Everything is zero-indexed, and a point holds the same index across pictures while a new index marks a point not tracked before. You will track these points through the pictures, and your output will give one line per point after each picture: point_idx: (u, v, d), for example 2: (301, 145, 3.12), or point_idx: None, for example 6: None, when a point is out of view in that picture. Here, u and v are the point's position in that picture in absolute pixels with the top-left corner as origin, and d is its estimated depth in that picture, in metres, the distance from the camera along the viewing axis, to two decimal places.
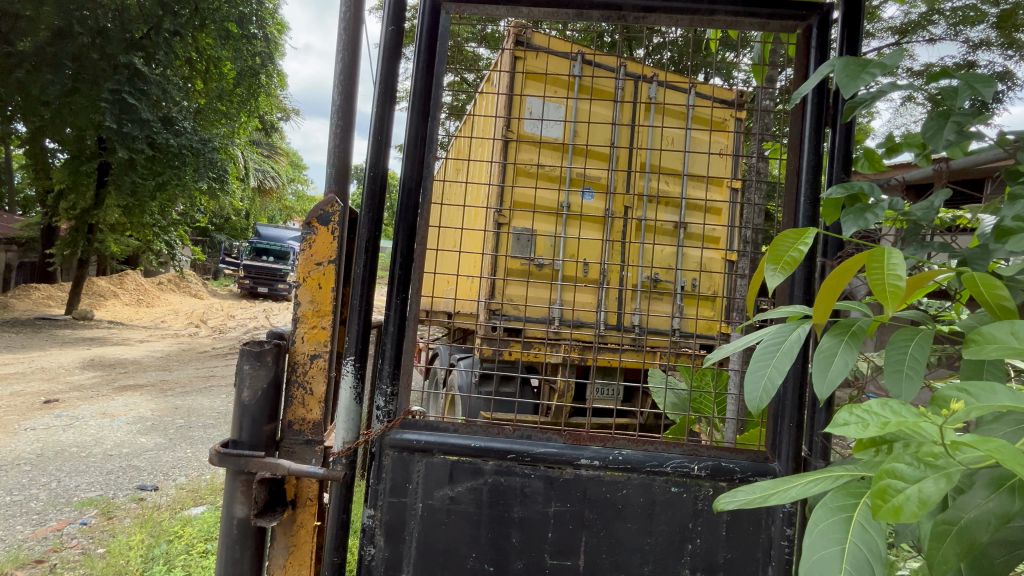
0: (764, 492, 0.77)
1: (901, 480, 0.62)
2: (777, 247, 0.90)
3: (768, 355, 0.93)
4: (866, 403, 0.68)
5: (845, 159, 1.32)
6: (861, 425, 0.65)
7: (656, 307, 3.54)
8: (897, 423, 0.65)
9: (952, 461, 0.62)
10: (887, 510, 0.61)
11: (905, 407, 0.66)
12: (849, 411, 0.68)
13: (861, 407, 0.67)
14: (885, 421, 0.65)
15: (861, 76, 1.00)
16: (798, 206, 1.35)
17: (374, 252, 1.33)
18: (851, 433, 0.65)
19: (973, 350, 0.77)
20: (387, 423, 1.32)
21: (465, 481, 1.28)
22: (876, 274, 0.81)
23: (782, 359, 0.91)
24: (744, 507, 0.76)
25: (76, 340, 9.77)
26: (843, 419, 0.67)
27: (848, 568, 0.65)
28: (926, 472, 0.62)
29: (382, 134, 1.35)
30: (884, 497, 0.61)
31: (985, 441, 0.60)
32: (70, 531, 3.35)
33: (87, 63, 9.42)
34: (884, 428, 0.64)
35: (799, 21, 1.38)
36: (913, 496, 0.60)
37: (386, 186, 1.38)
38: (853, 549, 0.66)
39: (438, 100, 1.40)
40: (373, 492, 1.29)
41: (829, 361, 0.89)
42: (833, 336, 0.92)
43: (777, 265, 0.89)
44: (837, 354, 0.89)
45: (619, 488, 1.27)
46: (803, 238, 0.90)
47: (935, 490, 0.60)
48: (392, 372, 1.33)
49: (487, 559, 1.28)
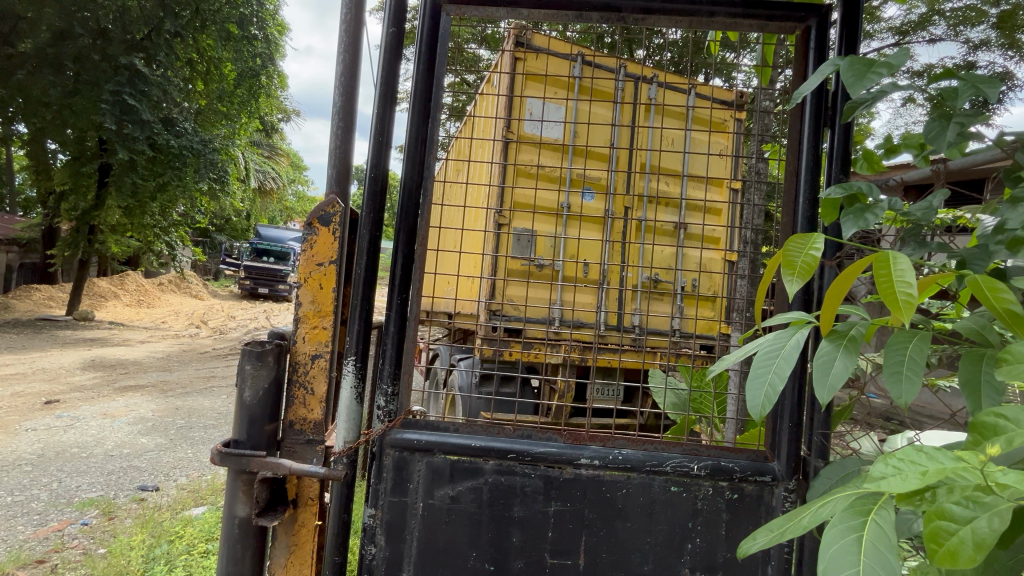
0: (780, 529, 0.79)
1: (953, 521, 0.64)
2: (787, 254, 0.91)
3: (767, 361, 0.95)
4: (901, 452, 0.68)
5: (844, 160, 1.33)
6: (901, 478, 0.66)
7: (656, 308, 3.54)
8: (937, 470, 0.65)
9: (1000, 498, 0.63)
10: (943, 554, 0.63)
11: (942, 453, 0.67)
12: (886, 462, 0.69)
13: (896, 458, 0.68)
14: (924, 470, 0.65)
15: (866, 76, 1.01)
16: (798, 207, 1.35)
17: (375, 253, 1.34)
18: (895, 489, 0.65)
19: (1005, 370, 0.76)
20: (387, 423, 1.32)
21: (465, 481, 1.28)
22: (883, 280, 0.82)
23: (782, 365, 0.92)
24: (766, 548, 0.78)
25: (77, 341, 9.78)
26: (880, 472, 0.68)
27: None
28: (976, 510, 0.64)
29: (382, 135, 1.35)
30: (938, 540, 0.64)
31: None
32: (71, 532, 3.36)
33: (87, 65, 9.45)
34: (926, 479, 0.64)
35: (798, 23, 1.39)
36: (968, 538, 0.63)
37: (387, 187, 1.38)
38: (868, 568, 0.66)
39: (439, 100, 1.41)
40: (374, 491, 1.30)
41: (829, 366, 0.89)
42: (831, 341, 0.93)
43: (792, 273, 0.90)
44: (836, 358, 0.90)
45: (619, 487, 1.27)
46: (811, 244, 0.91)
47: (989, 530, 0.62)
48: (392, 371, 1.33)
49: (487, 559, 1.28)
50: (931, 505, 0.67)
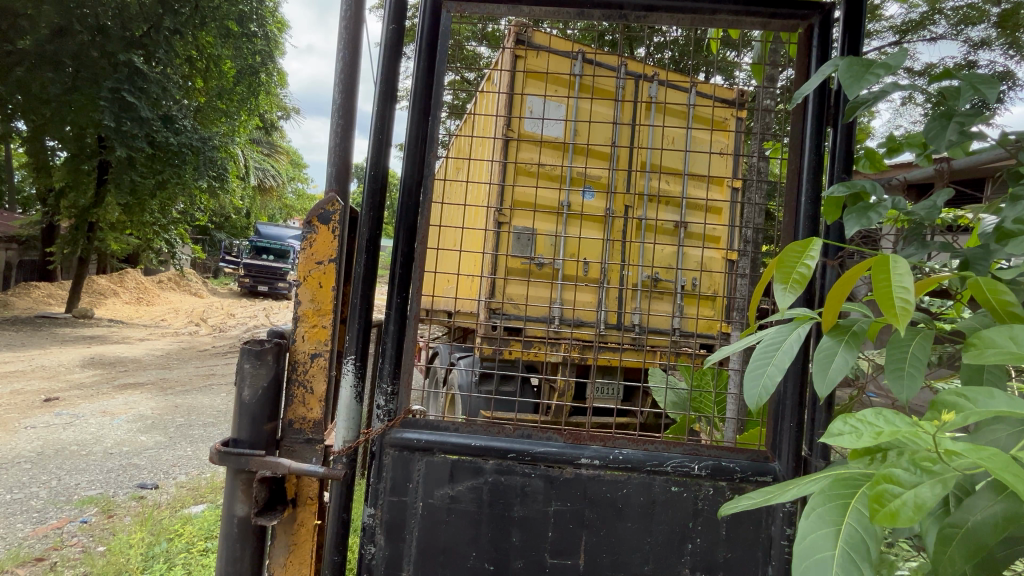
0: (766, 495, 0.75)
1: (898, 485, 0.62)
2: (783, 262, 0.90)
3: (766, 356, 0.94)
4: (861, 411, 0.66)
5: (847, 158, 1.31)
6: (855, 435, 0.64)
7: (657, 307, 3.54)
8: (891, 432, 0.63)
9: (948, 467, 0.62)
10: (883, 514, 0.60)
11: (899, 417, 0.65)
12: (843, 420, 0.67)
13: (856, 416, 0.66)
14: (879, 431, 0.64)
15: (863, 78, 1.00)
16: (800, 205, 1.34)
17: (374, 252, 1.33)
18: (846, 442, 0.63)
19: (972, 354, 0.76)
20: (387, 422, 1.32)
21: (464, 480, 1.28)
22: (881, 283, 0.81)
23: (781, 359, 0.91)
24: (751, 508, 0.75)
25: (76, 339, 9.76)
26: (837, 429, 0.66)
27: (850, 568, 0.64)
28: (921, 478, 0.62)
29: (382, 133, 1.35)
30: (881, 501, 0.61)
31: (979, 449, 0.60)
32: (70, 530, 3.35)
33: (87, 62, 9.42)
34: (878, 438, 0.63)
35: (800, 21, 1.38)
36: (910, 501, 0.60)
37: (387, 186, 1.37)
38: (849, 528, 0.65)
39: (439, 99, 1.40)
40: (373, 491, 1.29)
41: (828, 362, 0.89)
42: (832, 336, 0.92)
43: (786, 282, 0.89)
44: (837, 354, 0.89)
45: (619, 487, 1.27)
46: (809, 250, 0.90)
47: (932, 496, 0.60)
48: (392, 370, 1.33)
49: (487, 558, 1.28)
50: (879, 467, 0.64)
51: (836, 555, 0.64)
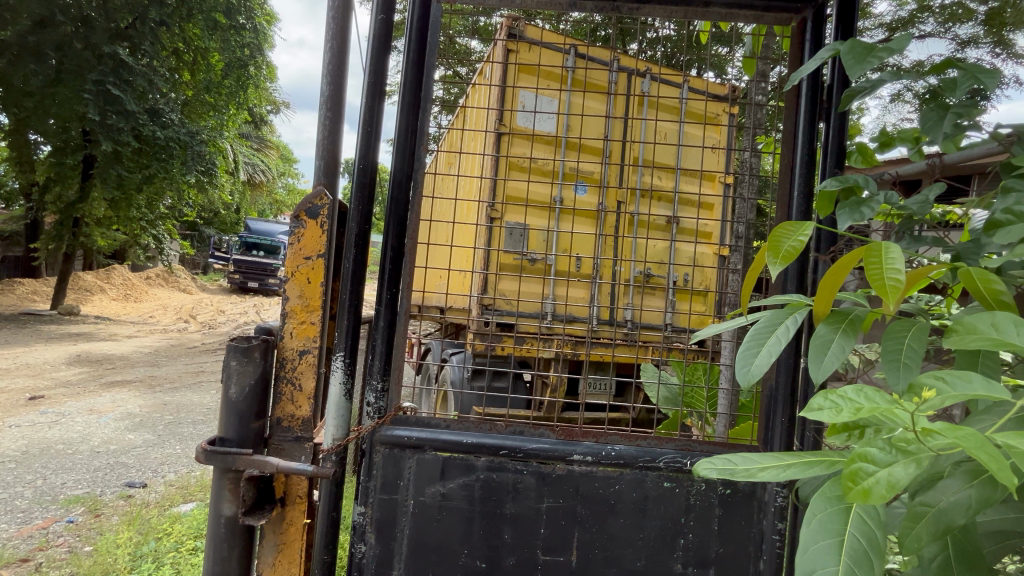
0: (749, 466, 0.72)
1: (873, 463, 0.60)
2: (774, 240, 0.89)
3: (762, 337, 0.94)
4: (843, 388, 0.66)
5: (837, 154, 1.33)
6: (835, 411, 0.64)
7: (649, 303, 3.54)
8: (870, 408, 0.63)
9: (924, 448, 0.59)
10: (856, 492, 0.59)
11: (879, 394, 0.64)
12: (824, 396, 0.67)
13: (837, 392, 0.66)
14: (858, 407, 0.64)
15: (867, 60, 1.00)
16: (792, 199, 1.34)
17: (364, 247, 1.32)
18: (824, 416, 0.63)
19: (954, 342, 0.76)
20: (377, 419, 1.30)
21: (456, 478, 1.27)
22: (873, 268, 0.80)
23: (773, 344, 0.90)
24: (727, 477, 0.72)
25: (61, 336, 9.60)
26: (818, 404, 0.66)
27: (847, 560, 0.63)
28: (896, 456, 0.60)
29: (371, 126, 1.32)
30: (855, 479, 0.60)
31: (956, 429, 0.58)
32: (56, 530, 3.30)
33: (70, 53, 9.22)
34: (856, 413, 0.63)
35: (793, 14, 1.37)
36: (883, 479, 0.58)
37: (377, 180, 1.35)
38: (852, 538, 0.64)
39: (429, 91, 1.37)
40: (363, 489, 1.28)
41: (823, 349, 0.88)
42: (829, 324, 0.91)
43: (776, 259, 0.88)
44: (833, 341, 0.88)
45: (611, 483, 1.27)
46: (801, 231, 0.88)
47: (905, 474, 0.58)
48: (382, 367, 1.31)
49: (479, 556, 1.27)
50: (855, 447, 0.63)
51: (840, 568, 0.62)
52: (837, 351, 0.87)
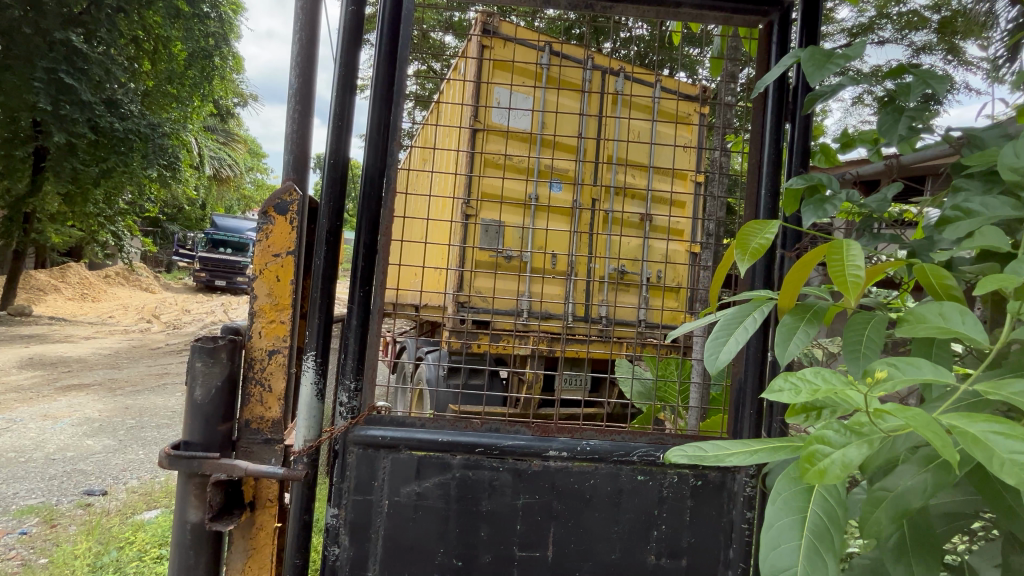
0: (718, 451, 0.74)
1: (828, 445, 0.61)
2: (743, 238, 0.91)
3: (731, 327, 0.95)
4: (801, 369, 0.66)
5: (803, 154, 1.37)
6: (794, 391, 0.64)
7: (623, 299, 3.59)
8: (826, 389, 0.63)
9: (875, 429, 0.61)
10: (812, 472, 0.59)
11: (836, 374, 0.65)
12: (784, 377, 0.67)
13: (796, 373, 0.66)
14: (815, 389, 0.64)
15: (826, 66, 1.03)
16: (759, 198, 1.37)
17: (335, 244, 1.29)
18: (784, 397, 0.63)
19: (906, 330, 0.78)
20: (350, 419, 1.28)
21: (432, 477, 1.26)
22: (835, 265, 0.83)
23: (742, 333, 0.93)
24: (694, 464, 0.74)
25: (11, 338, 9.09)
26: (777, 385, 0.66)
27: (809, 535, 0.60)
28: (850, 438, 0.61)
29: (342, 121, 1.29)
30: (812, 460, 0.60)
31: (906, 408, 0.58)
32: (8, 542, 3.14)
33: (18, 39, 8.69)
34: (814, 394, 0.63)
35: (759, 17, 1.41)
36: (838, 460, 0.59)
37: (348, 176, 1.32)
38: (815, 515, 0.61)
39: (402, 86, 1.35)
40: (336, 491, 1.26)
41: (789, 338, 0.91)
42: (793, 316, 0.93)
43: (742, 257, 0.91)
44: (798, 331, 0.91)
45: (586, 478, 1.28)
46: (767, 228, 0.91)
47: (859, 456, 0.59)
48: (355, 365, 1.29)
49: (455, 554, 1.27)
50: (812, 430, 0.64)
51: (802, 544, 0.60)
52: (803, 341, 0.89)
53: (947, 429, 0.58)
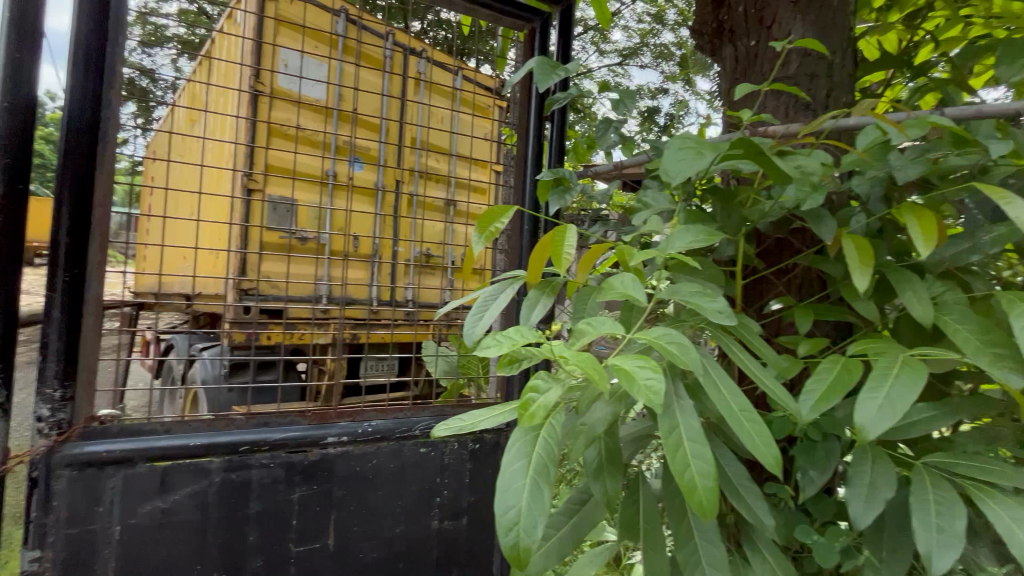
0: (476, 419, 0.81)
1: (537, 392, 0.72)
2: (486, 218, 1.00)
3: (485, 306, 1.01)
4: (506, 328, 0.76)
5: (559, 150, 1.57)
6: (498, 346, 0.73)
7: (429, 281, 3.65)
8: (519, 342, 0.74)
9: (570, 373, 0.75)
10: (525, 415, 0.69)
11: (530, 331, 0.76)
12: (493, 335, 0.75)
13: (502, 331, 0.75)
14: (512, 343, 0.73)
15: (552, 74, 1.21)
16: (527, 193, 1.54)
17: (19, 212, 0.99)
18: (489, 352, 0.71)
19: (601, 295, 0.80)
20: (55, 436, 1.01)
21: (182, 487, 1.09)
22: (555, 246, 0.90)
23: (493, 310, 1.00)
24: (458, 432, 0.79)
25: None
26: (487, 341, 0.74)
27: (532, 472, 0.69)
28: (553, 385, 0.74)
29: (21, 49, 0.98)
30: (526, 407, 0.69)
31: (580, 354, 0.69)
32: None
33: None
34: (511, 347, 0.72)
35: (526, 22, 1.56)
36: (543, 402, 0.70)
37: (36, 123, 1.01)
38: (539, 456, 0.70)
39: (121, 18, 1.08)
40: (36, 528, 0.99)
41: (531, 311, 0.97)
42: (536, 290, 1.00)
43: (483, 237, 1.00)
44: (538, 305, 0.98)
45: (368, 459, 1.28)
46: (504, 214, 1.01)
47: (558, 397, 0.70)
48: (62, 369, 1.02)
49: (216, 568, 1.13)
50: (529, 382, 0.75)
51: (528, 480, 0.68)
52: (536, 310, 0.95)
53: (608, 367, 0.66)
